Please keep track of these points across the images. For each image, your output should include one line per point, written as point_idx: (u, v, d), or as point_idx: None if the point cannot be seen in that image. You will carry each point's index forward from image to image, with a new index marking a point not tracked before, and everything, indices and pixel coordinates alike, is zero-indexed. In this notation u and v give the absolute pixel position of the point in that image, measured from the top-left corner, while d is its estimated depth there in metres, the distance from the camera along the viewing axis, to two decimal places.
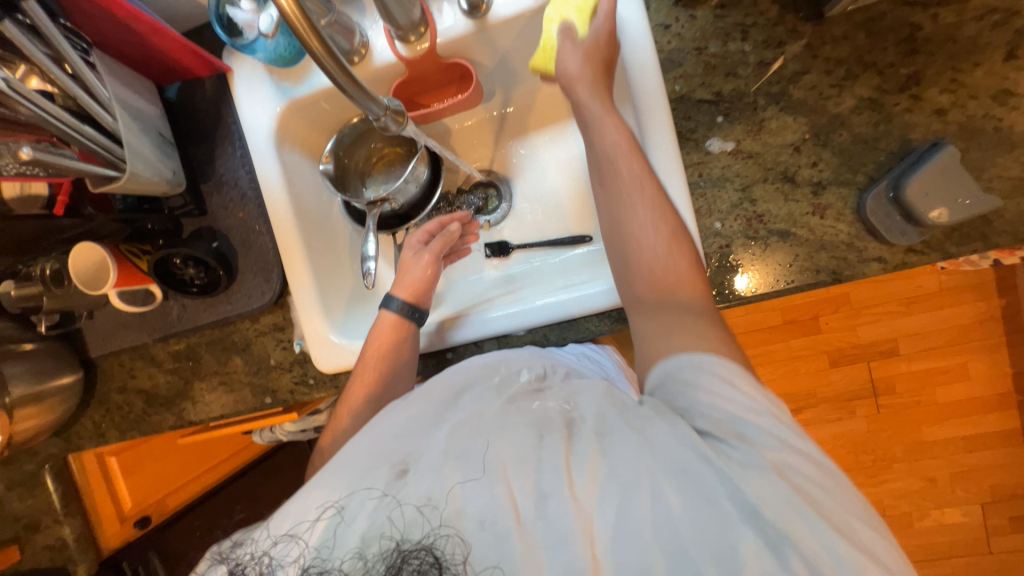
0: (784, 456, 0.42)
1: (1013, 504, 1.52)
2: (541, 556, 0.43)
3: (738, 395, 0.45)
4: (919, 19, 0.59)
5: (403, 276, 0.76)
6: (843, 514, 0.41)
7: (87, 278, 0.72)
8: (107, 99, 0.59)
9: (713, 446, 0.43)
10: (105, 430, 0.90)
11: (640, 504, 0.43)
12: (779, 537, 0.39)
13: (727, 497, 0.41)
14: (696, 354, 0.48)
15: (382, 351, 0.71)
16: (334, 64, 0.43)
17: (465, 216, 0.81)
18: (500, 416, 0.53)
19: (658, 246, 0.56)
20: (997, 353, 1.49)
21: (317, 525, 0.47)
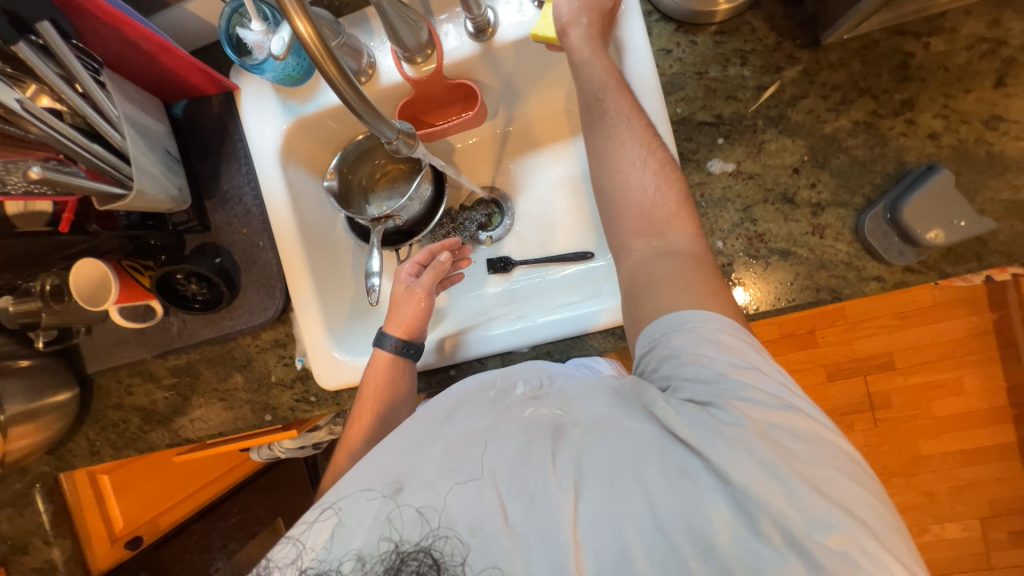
0: (767, 418, 0.42)
1: (1012, 519, 1.52)
2: (529, 553, 0.43)
3: (717, 365, 0.45)
4: (911, 48, 0.61)
5: (396, 312, 0.75)
6: (824, 467, 0.40)
7: (88, 295, 0.72)
8: (116, 118, 0.59)
9: (691, 420, 0.43)
10: (99, 448, 0.88)
11: (624, 490, 0.43)
12: (750, 503, 0.39)
13: (704, 472, 0.41)
14: (678, 332, 0.48)
15: (379, 394, 0.72)
16: (351, 91, 0.44)
17: (454, 243, 0.79)
18: (493, 426, 0.51)
19: (669, 231, 0.55)
20: (990, 367, 1.51)
21: (317, 527, 0.48)
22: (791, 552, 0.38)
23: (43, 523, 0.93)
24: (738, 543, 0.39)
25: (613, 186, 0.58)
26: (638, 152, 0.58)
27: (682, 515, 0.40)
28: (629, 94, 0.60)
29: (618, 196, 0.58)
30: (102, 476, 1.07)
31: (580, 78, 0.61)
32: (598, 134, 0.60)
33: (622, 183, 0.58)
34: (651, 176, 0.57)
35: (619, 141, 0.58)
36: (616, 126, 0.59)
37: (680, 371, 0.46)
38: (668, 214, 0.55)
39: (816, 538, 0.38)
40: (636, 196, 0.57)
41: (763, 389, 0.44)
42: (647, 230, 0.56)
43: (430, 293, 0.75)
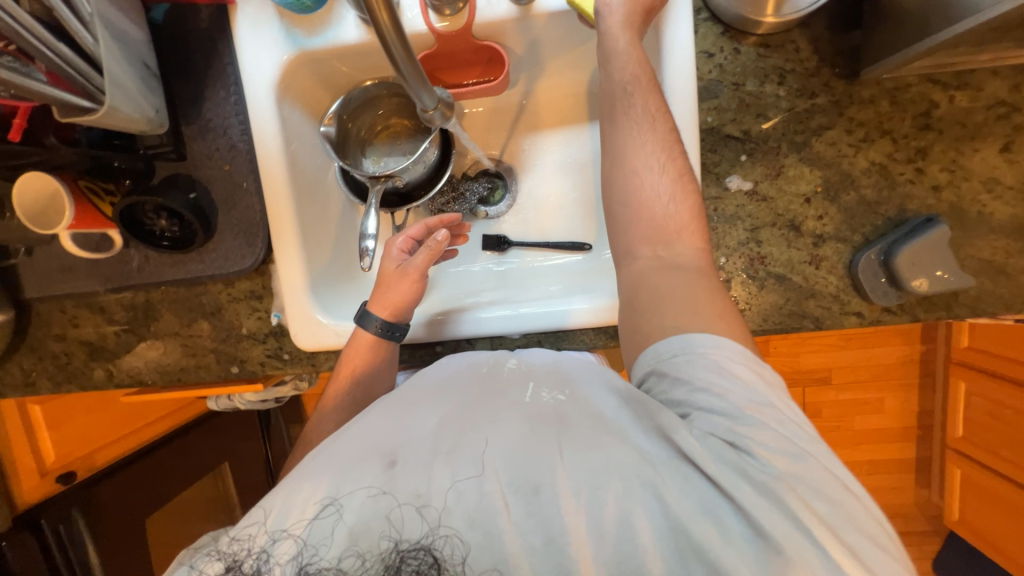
0: (793, 467, 0.43)
1: (897, 521, 1.76)
2: (534, 556, 0.44)
3: (739, 403, 0.46)
4: (937, 98, 0.62)
5: (383, 293, 0.72)
6: (850, 526, 0.41)
7: (34, 215, 0.62)
8: (89, 16, 0.50)
9: (718, 459, 0.43)
10: (35, 380, 0.81)
11: (635, 507, 0.43)
12: (778, 556, 0.40)
13: (729, 513, 0.42)
14: (688, 355, 0.49)
15: (355, 375, 0.70)
16: (400, 48, 0.40)
17: (452, 220, 0.74)
18: (490, 412, 0.52)
19: (681, 235, 0.56)
20: (910, 393, 1.68)
21: (314, 523, 0.46)
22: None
23: None
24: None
25: (627, 190, 0.57)
26: (657, 159, 0.57)
27: (704, 549, 0.41)
28: (654, 96, 0.58)
29: (632, 201, 0.57)
30: (32, 406, 1.00)
31: (610, 69, 0.59)
32: (618, 135, 0.58)
33: (637, 188, 0.57)
34: (668, 185, 0.56)
35: (640, 143, 0.57)
36: (639, 126, 0.57)
37: (695, 398, 0.47)
38: (678, 227, 0.56)
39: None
40: (649, 205, 0.56)
41: (781, 431, 0.44)
42: (657, 240, 0.56)
43: (424, 275, 0.72)
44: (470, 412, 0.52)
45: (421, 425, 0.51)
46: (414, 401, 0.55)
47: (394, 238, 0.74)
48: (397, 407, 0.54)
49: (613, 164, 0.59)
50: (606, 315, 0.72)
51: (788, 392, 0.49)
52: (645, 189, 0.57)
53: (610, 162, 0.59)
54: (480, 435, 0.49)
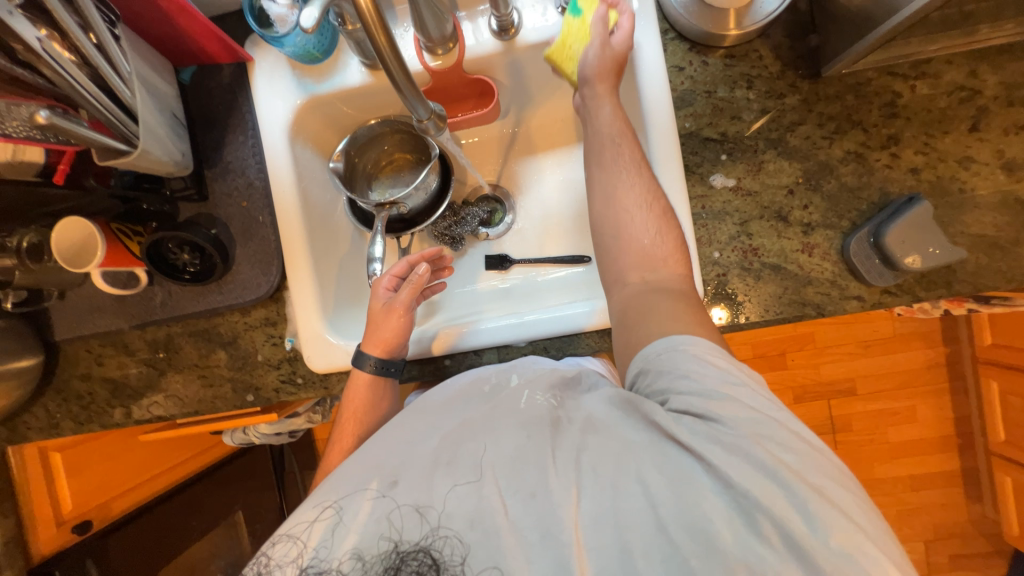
0: (762, 428, 0.44)
1: (952, 542, 1.63)
2: (530, 550, 0.47)
3: (711, 381, 0.47)
4: (899, 88, 0.66)
5: (374, 331, 0.73)
6: (818, 473, 0.42)
7: (70, 256, 0.67)
8: (128, 73, 0.57)
9: (690, 430, 0.45)
10: (59, 421, 0.83)
11: (624, 489, 0.46)
12: (752, 505, 0.42)
13: (704, 475, 0.44)
14: (670, 353, 0.50)
15: (360, 415, 0.72)
16: (396, 64, 0.45)
17: (433, 254, 0.77)
18: (489, 420, 0.55)
19: (662, 252, 0.58)
20: (941, 398, 1.61)
21: (315, 526, 0.51)
22: (787, 549, 0.40)
23: None
24: (739, 544, 0.42)
25: (615, 225, 0.60)
26: (643, 197, 0.60)
27: (683, 517, 0.43)
28: (635, 146, 0.63)
29: (620, 234, 0.60)
30: (53, 453, 1.00)
31: (597, 125, 0.64)
32: (610, 177, 0.61)
33: (626, 224, 0.60)
34: (653, 220, 0.59)
35: (627, 183, 0.60)
36: (627, 172, 0.61)
37: (676, 384, 0.48)
38: (666, 254, 0.58)
39: (822, 549, 0.39)
40: (636, 238, 0.59)
41: (752, 403, 0.46)
42: (644, 268, 0.58)
43: (410, 308, 0.73)
44: (469, 423, 0.56)
45: (425, 441, 0.55)
46: (413, 422, 0.58)
47: (380, 277, 0.76)
48: (399, 424, 0.59)
49: (602, 208, 0.62)
50: (608, 317, 0.73)
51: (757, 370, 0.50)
52: (632, 226, 0.59)
53: (601, 208, 0.62)
54: (477, 443, 0.53)
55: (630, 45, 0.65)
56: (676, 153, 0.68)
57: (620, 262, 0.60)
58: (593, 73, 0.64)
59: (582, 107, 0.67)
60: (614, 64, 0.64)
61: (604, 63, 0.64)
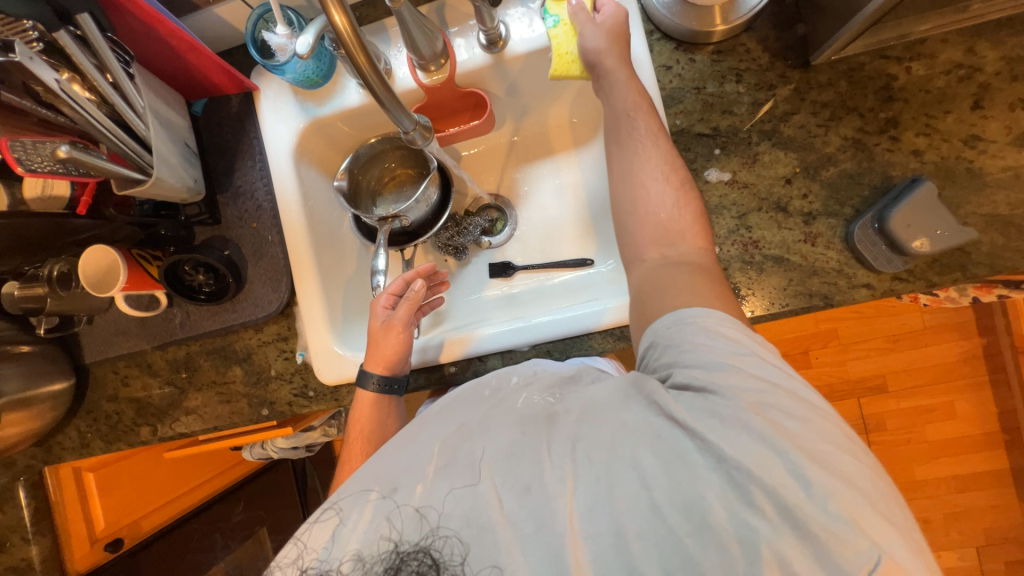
0: (763, 398, 0.44)
1: (1008, 548, 1.52)
2: (525, 542, 0.48)
3: (716, 352, 0.47)
4: (894, 71, 0.65)
5: (375, 349, 0.74)
6: (816, 442, 0.42)
7: (96, 280, 0.72)
8: (142, 108, 0.61)
9: (686, 407, 0.46)
10: (90, 440, 0.88)
11: (620, 471, 0.46)
12: (744, 476, 0.42)
13: (697, 453, 0.44)
14: (679, 325, 0.51)
15: (365, 433, 0.73)
16: (379, 81, 0.47)
17: (428, 270, 0.79)
18: (485, 421, 0.57)
19: (681, 225, 0.58)
20: (981, 393, 1.53)
21: (317, 528, 0.53)
22: (782, 519, 0.41)
23: (24, 520, 0.92)
24: (732, 518, 0.42)
25: (634, 198, 0.60)
26: (660, 169, 0.60)
27: (676, 496, 0.43)
28: (653, 117, 0.63)
29: (637, 208, 0.60)
30: (86, 473, 1.04)
31: (612, 99, 0.65)
32: (630, 150, 0.62)
33: (643, 198, 0.59)
34: (671, 191, 0.59)
35: (645, 157, 0.60)
36: (643, 145, 0.61)
37: (680, 358, 0.49)
38: (683, 229, 0.58)
39: (818, 516, 0.40)
40: (654, 212, 0.59)
41: (757, 374, 0.46)
42: (662, 244, 0.58)
43: (409, 324, 0.75)
44: (468, 425, 0.57)
45: (426, 441, 0.56)
46: (418, 425, 0.60)
47: (379, 297, 0.78)
48: (404, 428, 0.61)
49: (620, 185, 0.62)
50: (609, 317, 0.73)
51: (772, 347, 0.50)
52: (650, 200, 0.59)
53: (619, 184, 0.62)
54: (474, 442, 0.54)
55: (621, 14, 0.67)
56: None
57: (640, 240, 0.59)
58: (601, 52, 0.65)
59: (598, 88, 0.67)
60: (619, 33, 0.66)
61: (606, 40, 0.66)
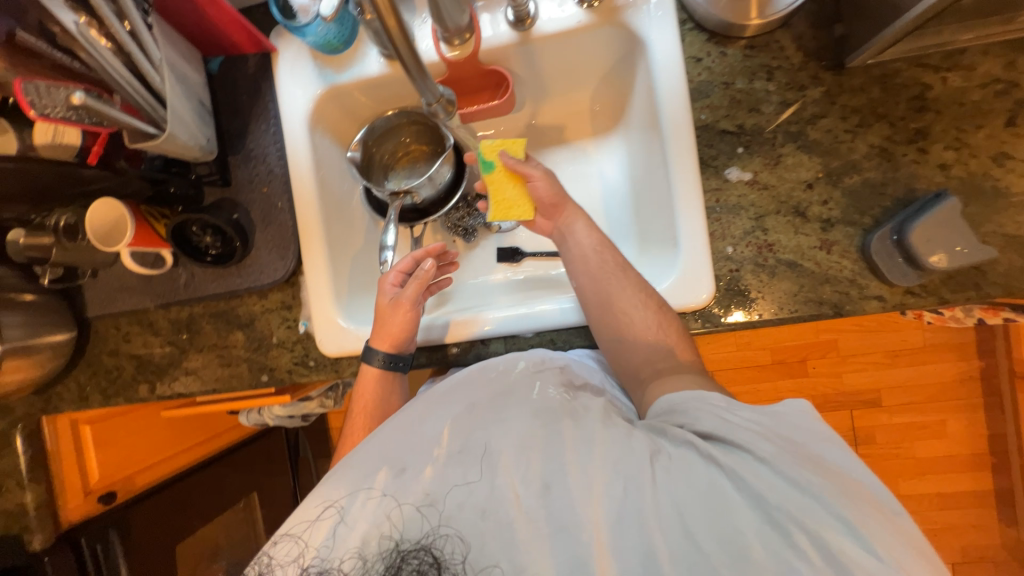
0: (811, 452, 0.49)
1: (983, 566, 1.54)
2: (548, 544, 0.51)
3: (733, 422, 0.52)
4: (929, 80, 0.63)
5: (382, 325, 0.74)
6: (849, 488, 0.46)
7: (102, 234, 0.71)
8: (159, 60, 0.60)
9: (720, 450, 0.50)
10: (89, 394, 0.88)
11: (644, 492, 0.50)
12: (784, 517, 0.45)
13: (733, 491, 0.48)
14: (697, 399, 0.56)
15: (369, 411, 0.74)
16: (404, 44, 0.46)
17: (439, 250, 0.78)
18: (496, 414, 0.59)
19: (667, 345, 0.65)
20: (974, 414, 1.53)
21: (319, 525, 0.54)
22: (823, 561, 0.44)
23: (21, 465, 0.93)
24: (773, 557, 0.45)
25: (619, 327, 0.67)
26: (637, 297, 0.67)
27: (713, 528, 0.47)
28: (617, 253, 0.73)
29: (625, 335, 0.67)
30: (84, 427, 1.04)
31: (577, 236, 0.75)
32: (604, 284, 0.69)
33: (627, 324, 0.67)
34: (651, 316, 0.67)
35: (620, 288, 0.68)
36: (619, 276, 0.69)
37: (703, 408, 0.54)
38: (670, 346, 0.65)
39: (866, 561, 0.43)
40: (640, 334, 0.66)
41: (795, 428, 0.51)
42: (654, 363, 0.65)
43: (418, 304, 0.74)
44: (477, 409, 0.60)
45: (436, 434, 0.58)
46: (424, 406, 0.62)
47: (386, 274, 0.77)
48: (410, 408, 0.63)
49: (601, 319, 0.69)
50: None
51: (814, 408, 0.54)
52: (633, 325, 0.67)
53: (598, 316, 0.69)
54: (486, 431, 0.57)
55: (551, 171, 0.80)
56: (690, 154, 0.67)
57: (631, 355, 0.67)
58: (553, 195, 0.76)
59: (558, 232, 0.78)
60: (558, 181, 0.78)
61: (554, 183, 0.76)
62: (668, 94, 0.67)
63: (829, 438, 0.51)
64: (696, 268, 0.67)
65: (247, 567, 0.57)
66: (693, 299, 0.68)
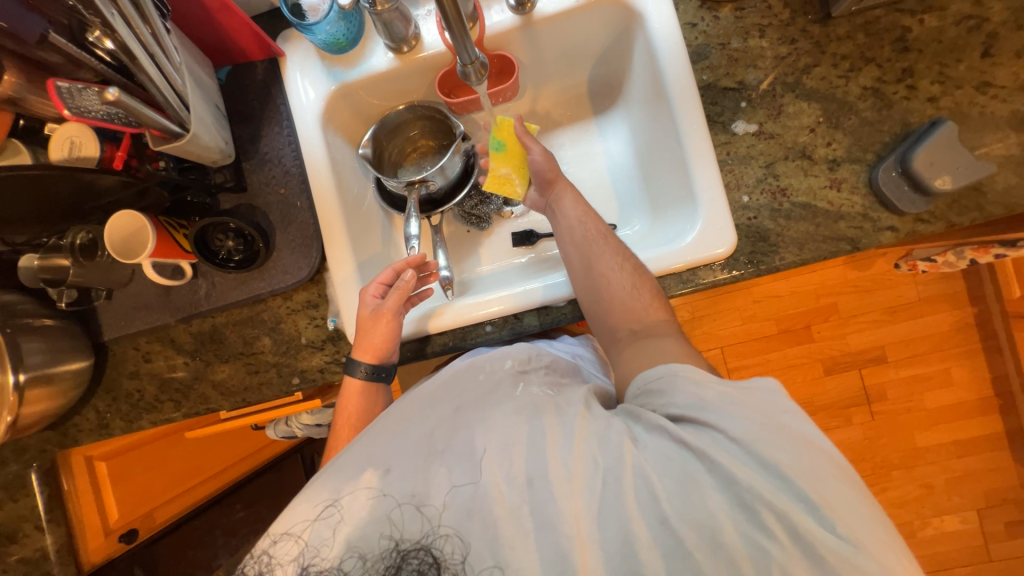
0: (788, 434, 0.49)
1: (1007, 508, 1.56)
2: (534, 545, 0.50)
3: (706, 398, 0.52)
4: (907, 23, 0.69)
5: (364, 338, 0.74)
6: (820, 472, 0.46)
7: (120, 249, 0.71)
8: (178, 63, 0.61)
9: (690, 432, 0.50)
10: (110, 421, 0.85)
11: (626, 481, 0.50)
12: (752, 497, 0.46)
13: (708, 475, 0.48)
14: (670, 376, 0.56)
15: (355, 423, 0.74)
16: (451, 9, 0.50)
17: (418, 260, 0.77)
18: (480, 413, 0.59)
19: (643, 303, 0.67)
20: (975, 360, 1.58)
21: (315, 524, 0.53)
22: (792, 541, 0.45)
23: (38, 509, 0.87)
24: (744, 539, 0.46)
25: (597, 288, 0.69)
26: (616, 260, 0.69)
27: (688, 510, 0.47)
28: (600, 221, 0.74)
29: (603, 296, 0.68)
30: (99, 463, 1.01)
31: (564, 212, 0.76)
32: (587, 248, 0.71)
33: (606, 286, 0.68)
34: (627, 278, 0.68)
35: (601, 251, 0.70)
36: (597, 244, 0.71)
37: (675, 397, 0.54)
38: (644, 305, 0.67)
39: (829, 541, 0.44)
40: (618, 294, 0.67)
41: (766, 407, 0.51)
42: (630, 322, 0.66)
43: (398, 314, 0.74)
44: (463, 411, 0.60)
45: (420, 432, 0.59)
46: (405, 408, 0.63)
47: (368, 286, 0.76)
48: (394, 411, 0.63)
49: (585, 283, 0.70)
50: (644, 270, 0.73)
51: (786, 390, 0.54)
52: (611, 286, 0.68)
53: (583, 280, 0.70)
54: (470, 430, 0.57)
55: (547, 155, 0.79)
56: (697, 111, 0.71)
57: (610, 314, 0.68)
58: (548, 170, 0.78)
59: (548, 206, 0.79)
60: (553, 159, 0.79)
61: (552, 160, 0.79)
62: (670, 58, 0.71)
63: (793, 410, 0.52)
64: (688, 233, 0.72)
65: (245, 565, 0.55)
66: (712, 253, 0.70)
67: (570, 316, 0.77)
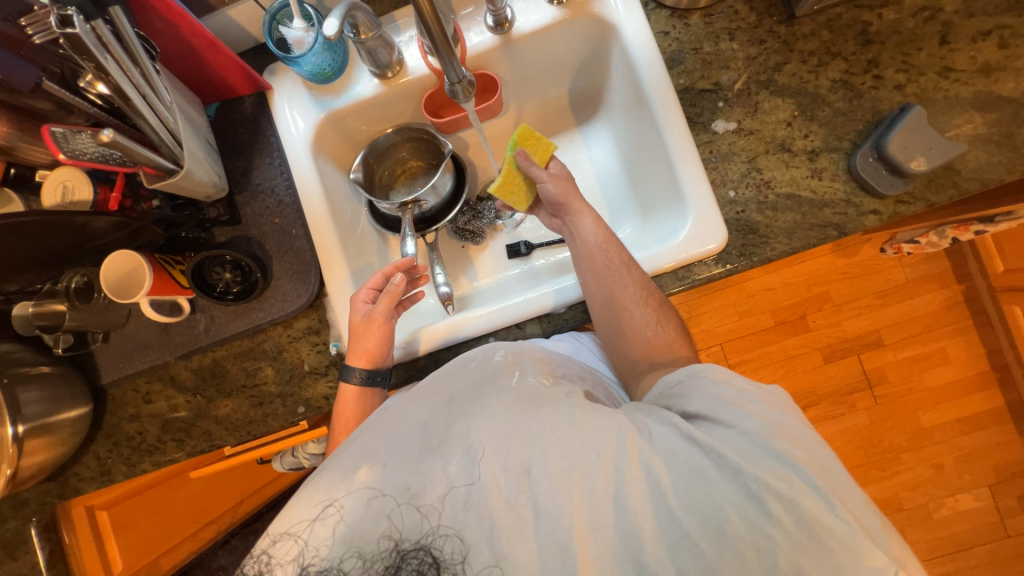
0: (796, 432, 0.50)
1: (1018, 482, 1.56)
2: (531, 540, 0.49)
3: (725, 396, 0.53)
4: (867, 18, 0.72)
5: (356, 343, 0.73)
6: (824, 465, 0.48)
7: (117, 289, 0.70)
8: (169, 102, 0.62)
9: (703, 430, 0.51)
10: (111, 467, 0.83)
11: (632, 477, 0.49)
12: (760, 487, 0.46)
13: (713, 468, 0.48)
14: (691, 379, 0.57)
15: (352, 427, 0.72)
16: (436, 25, 0.52)
17: (408, 264, 0.77)
18: (476, 403, 0.58)
19: (666, 339, 0.68)
20: (968, 336, 1.61)
21: (316, 525, 0.52)
22: (799, 529, 0.44)
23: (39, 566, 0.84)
24: (749, 527, 0.46)
25: (620, 324, 0.69)
26: (639, 295, 0.69)
27: (690, 501, 0.47)
28: (623, 251, 0.73)
29: (626, 332, 0.69)
30: (100, 513, 1.01)
31: (583, 235, 0.75)
32: (607, 281, 0.71)
33: (628, 322, 0.69)
34: (651, 313, 0.69)
35: (623, 285, 0.69)
36: (619, 274, 0.70)
37: (692, 400, 0.55)
38: (668, 341, 0.68)
39: (834, 530, 0.44)
40: (640, 330, 0.69)
41: (777, 408, 0.52)
42: (652, 355, 0.68)
43: (390, 318, 0.74)
44: (457, 402, 0.60)
45: (419, 429, 0.59)
46: (402, 404, 0.64)
47: (358, 292, 0.76)
48: (392, 407, 0.63)
49: (606, 318, 0.70)
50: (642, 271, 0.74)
51: (788, 399, 0.55)
52: (633, 322, 0.69)
53: (604, 313, 0.70)
54: (466, 422, 0.56)
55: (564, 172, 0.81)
56: (677, 113, 0.73)
57: (630, 342, 0.70)
58: (561, 194, 0.78)
59: (569, 228, 0.79)
60: (562, 179, 0.79)
61: (563, 182, 0.79)
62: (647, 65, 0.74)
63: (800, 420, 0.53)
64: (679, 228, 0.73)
65: (242, 566, 0.53)
66: (704, 249, 0.71)
67: (572, 322, 0.78)
